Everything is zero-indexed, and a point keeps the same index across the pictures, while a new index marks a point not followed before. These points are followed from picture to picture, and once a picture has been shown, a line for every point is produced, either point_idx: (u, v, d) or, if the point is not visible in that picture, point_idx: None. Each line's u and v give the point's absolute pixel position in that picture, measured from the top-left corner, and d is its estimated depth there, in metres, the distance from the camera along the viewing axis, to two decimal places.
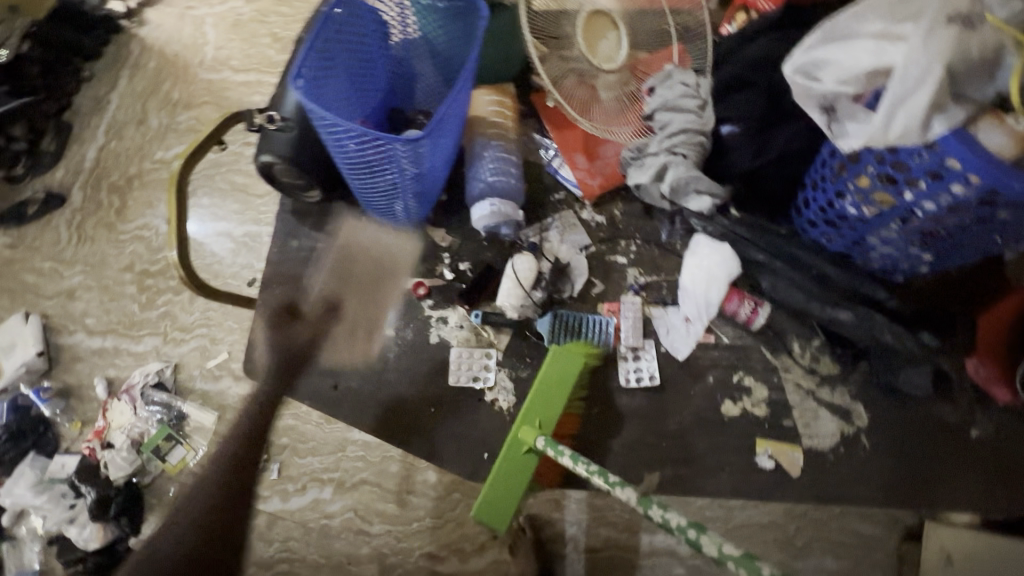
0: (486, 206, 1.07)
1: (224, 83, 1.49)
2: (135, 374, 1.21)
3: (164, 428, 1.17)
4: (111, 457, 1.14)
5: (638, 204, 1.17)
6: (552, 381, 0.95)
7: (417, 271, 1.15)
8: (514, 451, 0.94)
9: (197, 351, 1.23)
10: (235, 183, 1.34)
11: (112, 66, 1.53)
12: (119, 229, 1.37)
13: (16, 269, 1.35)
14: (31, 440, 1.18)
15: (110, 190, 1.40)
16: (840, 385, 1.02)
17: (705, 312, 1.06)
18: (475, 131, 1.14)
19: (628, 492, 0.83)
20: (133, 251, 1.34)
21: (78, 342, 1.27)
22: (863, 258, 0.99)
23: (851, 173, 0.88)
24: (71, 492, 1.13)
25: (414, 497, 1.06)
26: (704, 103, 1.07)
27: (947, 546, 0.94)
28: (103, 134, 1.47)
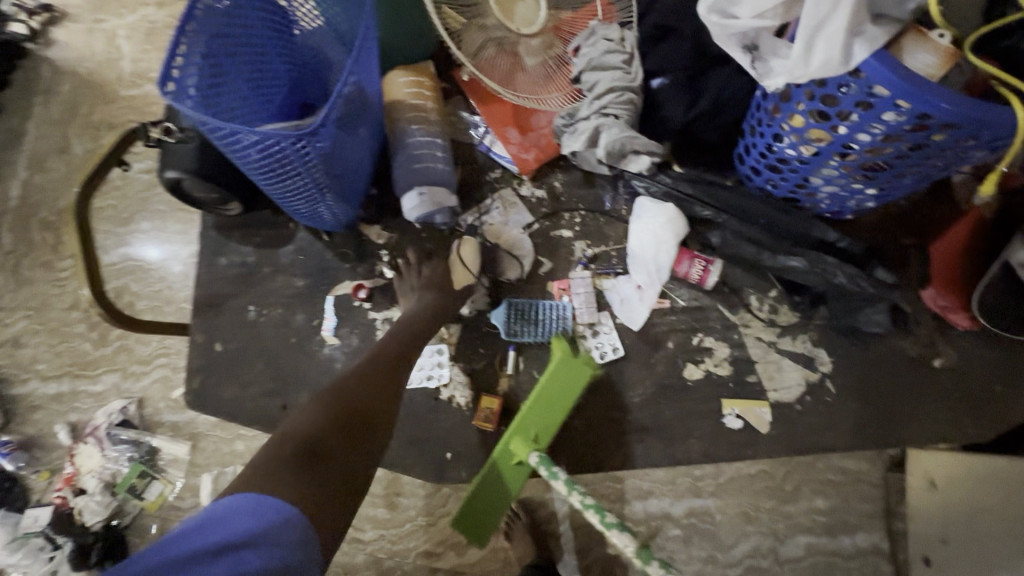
0: (415, 198, 1.00)
1: (148, 98, 1.38)
2: (99, 415, 1.15)
3: (137, 466, 1.11)
4: (85, 504, 1.08)
5: (578, 172, 1.11)
6: (553, 395, 0.92)
7: (355, 273, 1.09)
8: (503, 462, 0.92)
9: (160, 382, 1.17)
10: (174, 202, 1.28)
11: (24, 94, 1.42)
12: (58, 266, 1.28)
13: None
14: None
15: (43, 227, 1.31)
16: (800, 332, 1.00)
17: (657, 277, 1.02)
18: (394, 118, 1.05)
19: (626, 537, 0.79)
20: (77, 288, 1.26)
21: (33, 390, 1.20)
22: (811, 201, 0.96)
23: (784, 114, 0.84)
24: (48, 545, 1.07)
25: (403, 499, 1.03)
26: (630, 57, 1.02)
27: (929, 471, 0.95)
28: (25, 168, 1.36)
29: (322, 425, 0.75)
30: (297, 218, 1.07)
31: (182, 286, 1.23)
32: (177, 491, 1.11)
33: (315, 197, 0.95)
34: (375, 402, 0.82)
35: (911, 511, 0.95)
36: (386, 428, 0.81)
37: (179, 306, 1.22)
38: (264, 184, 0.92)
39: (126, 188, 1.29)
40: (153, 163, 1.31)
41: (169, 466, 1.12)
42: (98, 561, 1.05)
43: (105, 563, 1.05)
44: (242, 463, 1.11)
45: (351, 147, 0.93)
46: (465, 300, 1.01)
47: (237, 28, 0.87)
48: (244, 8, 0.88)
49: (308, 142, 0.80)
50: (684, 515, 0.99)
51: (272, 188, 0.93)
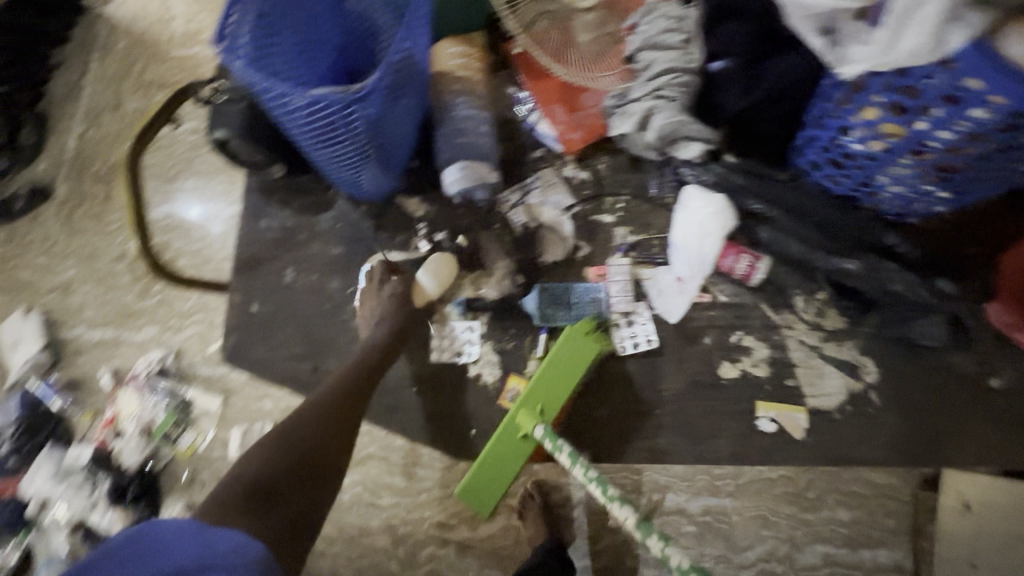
0: (457, 170, 0.99)
1: (196, 59, 1.40)
2: (138, 363, 1.20)
3: (172, 414, 1.15)
4: (123, 446, 1.13)
5: (625, 156, 1.08)
6: (561, 367, 0.90)
7: (391, 244, 1.09)
8: (508, 435, 0.90)
9: (196, 337, 1.21)
10: (216, 163, 1.30)
11: (82, 50, 1.46)
12: (107, 219, 1.32)
13: (11, 268, 1.31)
14: (47, 432, 1.16)
15: (95, 180, 1.35)
16: (847, 339, 0.95)
17: (699, 270, 0.98)
18: (441, 89, 1.03)
19: (627, 511, 0.80)
20: (124, 241, 1.30)
21: (79, 335, 1.25)
22: (872, 201, 0.91)
23: (853, 105, 0.79)
24: (89, 480, 1.11)
25: (420, 469, 1.05)
26: (690, 37, 0.97)
27: (965, 493, 0.90)
28: (80, 121, 1.40)
29: (274, 463, 0.75)
30: (340, 186, 1.07)
31: (221, 247, 1.24)
32: (208, 442, 1.15)
33: (359, 164, 0.95)
34: (332, 435, 0.82)
35: (939, 531, 0.90)
36: (344, 454, 0.82)
37: (216, 265, 1.24)
38: (312, 150, 0.93)
39: (173, 148, 1.32)
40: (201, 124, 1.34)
41: (200, 417, 1.16)
42: (133, 499, 1.09)
43: (141, 501, 1.10)
44: (272, 420, 1.14)
45: (398, 118, 0.93)
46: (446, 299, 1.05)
47: None
48: None
49: (353, 101, 0.81)
50: (700, 512, 0.96)
51: (319, 154, 0.94)
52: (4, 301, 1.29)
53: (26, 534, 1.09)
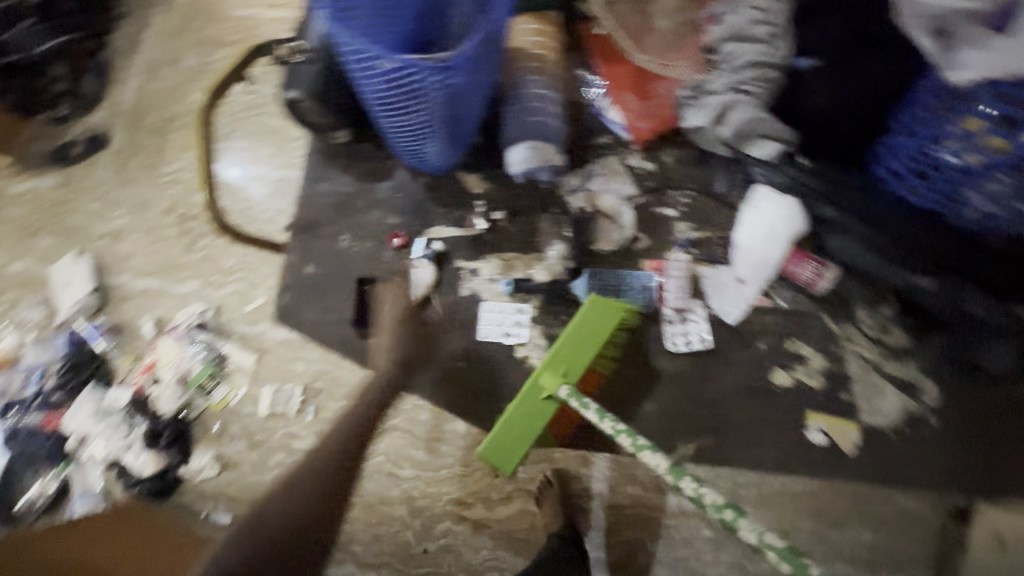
0: (524, 149, 1.00)
1: (255, 21, 1.44)
2: (180, 314, 1.22)
3: (208, 366, 1.16)
4: (161, 392, 1.15)
5: (693, 150, 1.05)
6: (584, 331, 0.88)
7: (447, 219, 1.08)
8: (532, 397, 0.89)
9: (236, 294, 1.23)
10: (268, 127, 1.33)
11: (144, 4, 1.50)
12: (159, 172, 1.36)
13: (64, 211, 1.35)
14: (90, 371, 1.19)
15: (150, 132, 1.39)
16: (908, 358, 0.92)
17: (762, 273, 0.97)
18: (514, 65, 1.03)
19: (658, 458, 0.82)
20: (173, 194, 1.33)
21: (125, 283, 1.28)
22: (953, 217, 0.86)
23: (956, 113, 0.78)
24: (126, 421, 1.14)
25: (442, 445, 1.04)
26: (777, 31, 0.93)
27: (999, 528, 0.88)
28: (138, 73, 1.45)
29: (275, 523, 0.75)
30: (405, 158, 1.07)
31: (266, 208, 1.27)
32: (240, 398, 1.16)
33: (426, 134, 0.94)
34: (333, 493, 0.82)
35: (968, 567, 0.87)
36: None
37: (260, 227, 1.26)
38: (382, 116, 0.92)
39: (229, 106, 1.35)
40: (254, 86, 1.36)
41: (235, 373, 1.17)
42: (167, 445, 1.12)
43: (173, 448, 1.12)
44: (301, 382, 1.14)
45: (478, 92, 0.93)
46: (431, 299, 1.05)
47: None
48: None
49: (441, 69, 0.80)
50: None
51: (389, 122, 0.93)
52: (54, 244, 1.33)
53: (63, 468, 1.14)
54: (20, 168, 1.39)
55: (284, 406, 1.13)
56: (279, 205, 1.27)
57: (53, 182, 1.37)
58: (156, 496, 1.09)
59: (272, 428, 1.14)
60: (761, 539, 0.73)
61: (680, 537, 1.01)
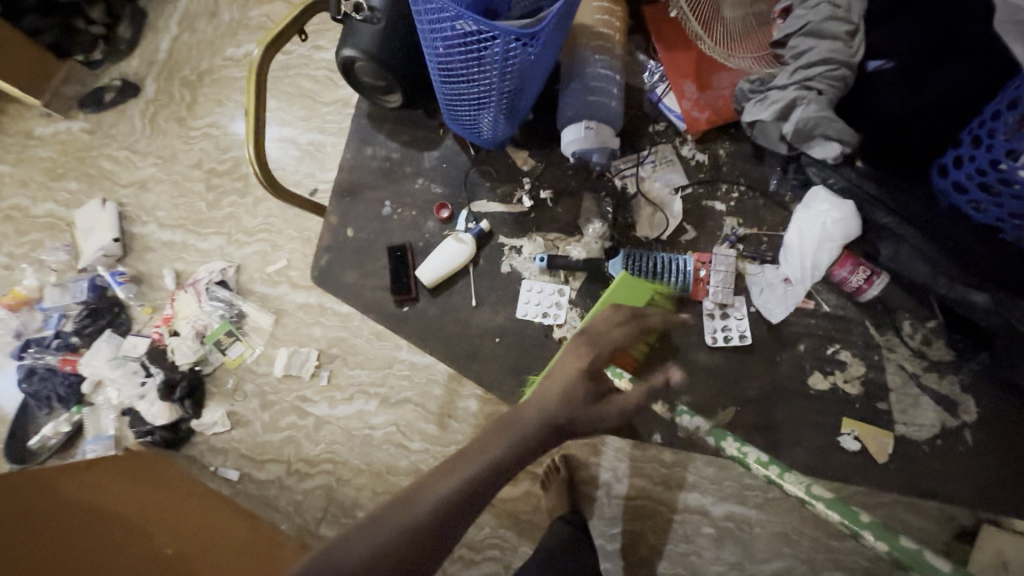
0: (579, 130, 0.97)
1: None
2: (201, 270, 1.23)
3: (226, 324, 1.17)
4: (178, 344, 1.16)
5: (748, 145, 1.04)
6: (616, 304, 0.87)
7: (493, 194, 1.07)
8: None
9: (258, 255, 1.24)
10: (302, 88, 1.32)
11: None
12: (190, 126, 1.38)
13: (94, 155, 1.38)
14: (108, 318, 1.21)
15: (182, 85, 1.41)
16: (949, 373, 0.92)
17: (809, 275, 0.94)
18: (578, 43, 1.01)
19: (697, 422, 0.82)
20: (202, 148, 1.36)
21: (149, 233, 1.30)
22: (1015, 237, 0.84)
23: None
24: (141, 371, 1.15)
25: (454, 421, 1.08)
26: (855, 30, 0.90)
27: (1004, 551, 0.86)
28: (176, 25, 1.46)
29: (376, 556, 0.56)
30: (453, 127, 1.06)
31: (294, 169, 1.28)
32: (255, 356, 1.16)
33: (485, 104, 0.92)
34: None
35: None
36: None
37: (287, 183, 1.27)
38: (442, 81, 0.91)
39: None
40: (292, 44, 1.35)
41: (252, 332, 1.18)
42: (180, 398, 1.12)
43: (186, 402, 1.13)
44: (317, 347, 1.15)
45: (543, 66, 0.90)
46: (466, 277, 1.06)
47: None
48: None
49: (518, 40, 0.76)
50: (722, 517, 1.01)
51: (448, 87, 0.91)
52: (82, 188, 1.35)
53: (75, 411, 1.16)
54: (50, 111, 1.41)
55: (299, 369, 1.14)
56: (307, 168, 1.28)
57: (82, 127, 1.40)
58: (168, 445, 1.12)
59: (285, 389, 1.14)
60: (807, 489, 0.72)
61: (682, 532, 1.02)
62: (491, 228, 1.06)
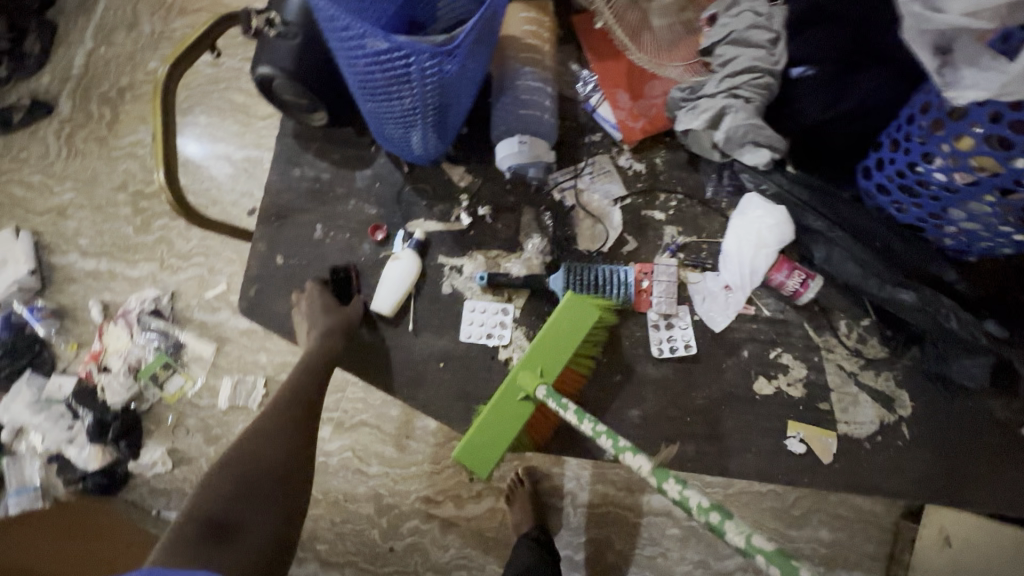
0: (514, 143, 0.94)
1: None
2: (131, 299, 1.20)
3: (162, 356, 1.16)
4: (109, 381, 1.14)
5: (684, 153, 1.04)
6: (560, 333, 0.87)
7: (430, 212, 1.03)
8: (508, 397, 0.87)
9: (195, 280, 1.21)
10: (234, 102, 1.30)
11: None
12: (111, 146, 1.31)
13: (5, 180, 1.31)
14: (27, 358, 1.18)
15: (101, 102, 1.33)
16: (885, 369, 0.94)
17: (749, 282, 0.96)
18: (506, 54, 0.98)
19: (641, 459, 0.80)
20: (126, 168, 1.29)
21: (71, 263, 1.25)
22: (936, 234, 0.87)
23: (947, 133, 0.75)
24: (68, 414, 1.15)
25: (412, 442, 1.14)
26: (777, 38, 0.91)
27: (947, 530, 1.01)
28: (91, 37, 1.37)
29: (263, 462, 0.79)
30: (383, 144, 1.01)
31: (230, 189, 1.27)
32: (197, 388, 1.17)
33: (413, 120, 0.88)
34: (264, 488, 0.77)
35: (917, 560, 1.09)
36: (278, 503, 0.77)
37: (224, 208, 1.26)
38: (365, 99, 0.86)
39: (190, 80, 1.32)
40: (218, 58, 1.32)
41: (192, 363, 1.17)
42: (114, 439, 1.13)
43: (121, 442, 1.13)
44: (263, 374, 1.17)
45: (469, 78, 0.87)
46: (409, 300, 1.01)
47: None
48: None
49: (436, 57, 0.73)
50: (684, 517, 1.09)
51: (373, 105, 0.87)
52: None
53: None
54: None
55: (245, 399, 1.15)
56: (244, 186, 1.27)
57: None
58: (102, 490, 1.11)
59: (230, 421, 1.15)
60: (748, 542, 0.68)
61: (650, 535, 1.08)
62: (428, 238, 1.02)
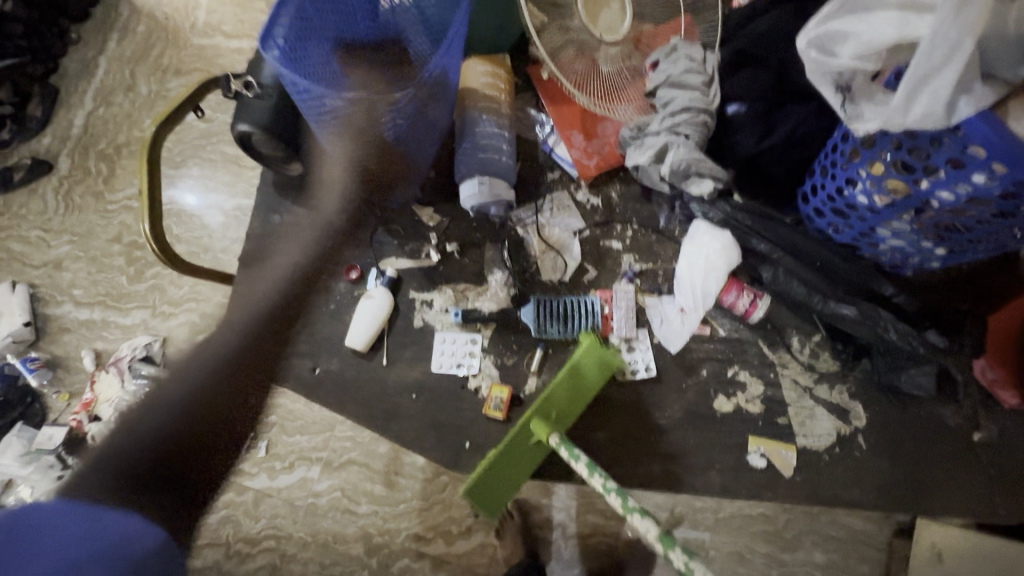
0: (474, 184, 1.02)
1: (216, 49, 1.48)
2: (124, 348, 1.24)
3: None
4: (100, 430, 1.16)
5: (637, 187, 1.11)
6: (580, 380, 0.90)
7: (402, 251, 1.10)
8: (522, 441, 0.89)
9: (187, 325, 1.27)
10: (226, 154, 1.37)
11: (100, 29, 1.53)
12: (108, 199, 1.38)
13: (5, 237, 1.37)
14: (19, 410, 1.21)
15: (99, 159, 1.41)
16: (838, 382, 0.98)
17: (702, 302, 1.00)
18: (466, 103, 1.07)
19: (647, 522, 0.74)
20: (121, 221, 1.36)
21: (65, 313, 1.30)
22: (872, 251, 0.94)
23: (862, 159, 0.81)
24: (59, 464, 1.16)
25: (400, 479, 1.08)
26: (709, 80, 1.00)
27: (938, 543, 0.97)
28: (90, 100, 1.47)
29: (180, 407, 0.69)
30: (356, 190, 1.08)
31: (221, 236, 1.32)
32: None
33: (381, 167, 0.95)
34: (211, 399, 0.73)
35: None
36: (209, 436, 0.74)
37: (215, 253, 1.31)
38: (335, 150, 0.93)
39: (184, 134, 1.39)
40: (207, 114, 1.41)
41: None
42: None
43: None
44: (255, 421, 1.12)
45: (426, 127, 0.95)
46: (385, 334, 1.06)
47: None
48: None
49: None
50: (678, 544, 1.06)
51: (342, 155, 0.94)
52: None
53: None
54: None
55: None
56: (234, 234, 1.32)
57: None
58: None
59: None
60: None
61: (638, 565, 1.03)
62: (399, 275, 1.08)
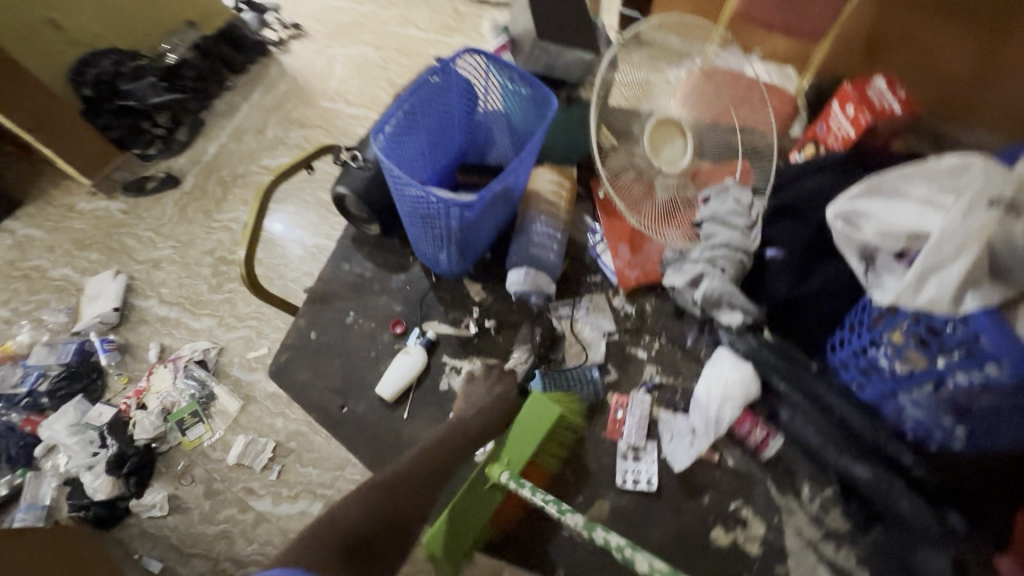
0: (521, 272, 1.14)
1: (337, 112, 1.76)
2: (186, 347, 1.41)
3: (193, 404, 1.32)
4: (142, 418, 1.30)
5: (671, 303, 1.18)
6: (529, 423, 1.01)
7: (445, 317, 1.21)
8: (477, 488, 0.99)
9: (242, 340, 1.44)
10: (319, 199, 1.59)
11: (251, 81, 1.86)
12: (214, 218, 1.62)
13: (123, 232, 1.63)
14: (83, 383, 1.37)
15: (217, 183, 1.68)
16: (846, 543, 0.96)
17: (713, 428, 1.01)
18: (529, 203, 1.21)
19: (576, 518, 0.84)
20: (219, 238, 1.59)
21: (149, 307, 1.50)
22: (892, 415, 0.91)
23: (885, 325, 0.87)
24: (97, 441, 1.29)
25: None
26: (752, 224, 1.09)
27: None
28: (225, 135, 1.77)
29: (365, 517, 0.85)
30: (419, 256, 1.22)
31: (295, 267, 1.51)
32: (213, 439, 1.31)
33: (442, 243, 1.09)
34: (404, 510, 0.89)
35: None
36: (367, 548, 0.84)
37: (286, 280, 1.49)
38: (409, 222, 1.08)
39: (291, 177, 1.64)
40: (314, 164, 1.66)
41: (216, 415, 1.33)
42: (125, 474, 1.25)
43: (130, 478, 1.25)
44: (275, 439, 1.30)
45: (489, 219, 1.08)
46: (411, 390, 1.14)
47: (439, 103, 1.08)
48: (448, 88, 1.09)
49: (457, 206, 0.94)
50: None
51: (414, 227, 1.09)
52: (103, 259, 1.59)
53: (25, 473, 1.28)
54: (96, 191, 1.69)
55: (251, 458, 1.28)
56: (306, 269, 1.52)
57: (121, 207, 1.67)
58: (99, 521, 1.22)
59: (233, 478, 1.27)
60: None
61: None
62: (438, 338, 1.18)
